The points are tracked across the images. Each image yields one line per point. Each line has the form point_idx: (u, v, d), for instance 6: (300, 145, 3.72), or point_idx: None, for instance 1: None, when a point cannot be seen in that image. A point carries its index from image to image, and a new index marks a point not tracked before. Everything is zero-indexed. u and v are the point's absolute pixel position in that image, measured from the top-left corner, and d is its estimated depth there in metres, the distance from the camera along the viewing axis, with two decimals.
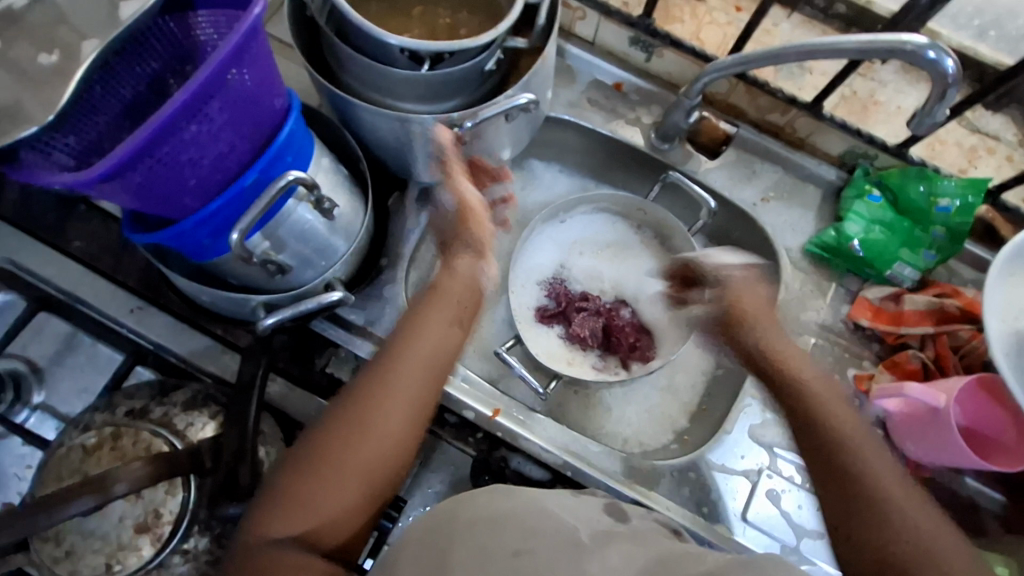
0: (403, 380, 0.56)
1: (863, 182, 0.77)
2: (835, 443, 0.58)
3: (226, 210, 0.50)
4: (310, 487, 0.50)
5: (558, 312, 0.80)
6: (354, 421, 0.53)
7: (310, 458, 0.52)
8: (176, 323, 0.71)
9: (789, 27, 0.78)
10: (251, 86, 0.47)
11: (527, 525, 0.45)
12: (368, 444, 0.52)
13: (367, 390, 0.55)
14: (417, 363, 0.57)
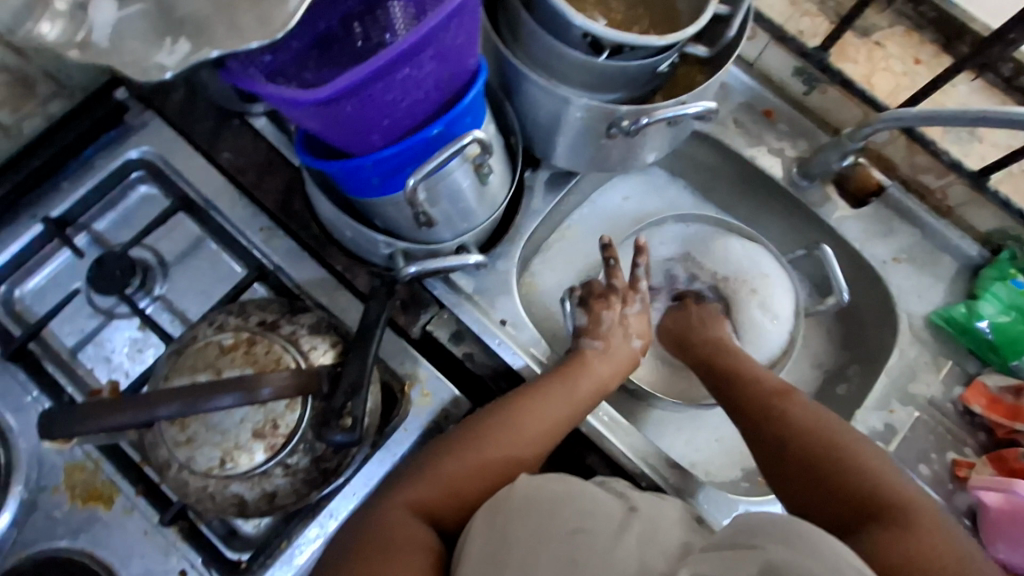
0: (538, 421, 0.62)
1: (1007, 265, 0.74)
2: (794, 420, 0.59)
3: (402, 156, 0.51)
4: (441, 474, 0.57)
5: None
6: (502, 437, 0.60)
7: (457, 446, 0.59)
8: (297, 250, 0.74)
9: (967, 90, 0.75)
10: (461, 43, 0.48)
11: (582, 506, 0.50)
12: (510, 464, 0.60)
13: (518, 413, 0.62)
14: (555, 408, 0.63)
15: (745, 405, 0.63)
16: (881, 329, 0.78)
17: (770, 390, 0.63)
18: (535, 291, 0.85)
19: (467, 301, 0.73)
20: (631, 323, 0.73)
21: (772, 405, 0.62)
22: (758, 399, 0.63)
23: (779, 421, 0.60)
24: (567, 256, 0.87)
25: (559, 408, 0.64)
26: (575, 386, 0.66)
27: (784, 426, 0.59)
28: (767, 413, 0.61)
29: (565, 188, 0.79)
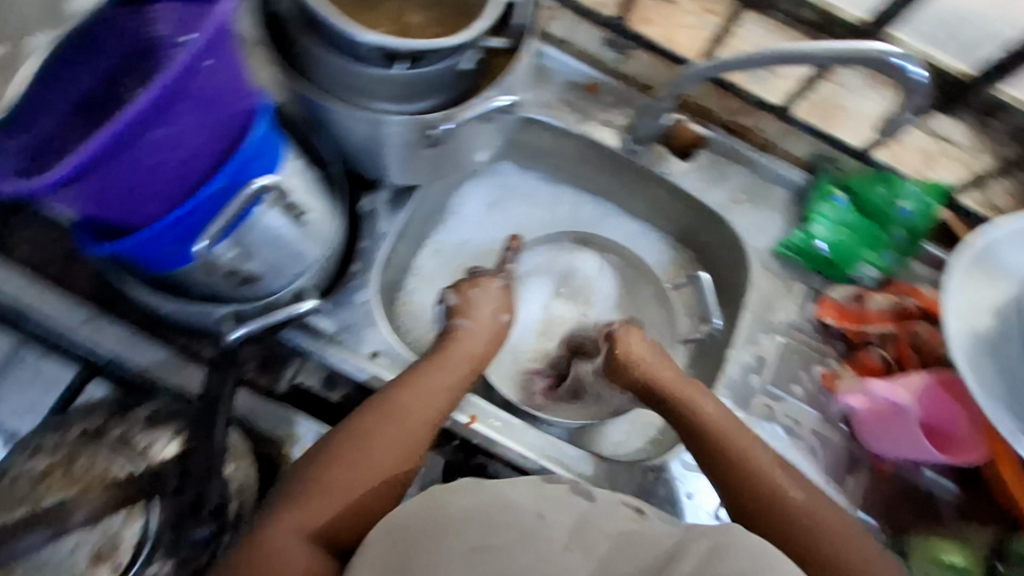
0: (418, 405, 0.60)
1: (828, 186, 0.79)
2: (767, 472, 0.59)
3: (190, 217, 0.47)
4: (330, 486, 0.54)
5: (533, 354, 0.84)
6: (380, 432, 0.57)
7: (338, 455, 0.56)
8: (131, 334, 0.66)
9: (758, 31, 0.80)
10: (222, 86, 0.44)
11: (493, 521, 0.46)
12: (395, 457, 0.57)
13: (393, 404, 0.59)
14: (433, 388, 0.62)
15: (729, 460, 0.60)
16: (736, 268, 0.82)
17: (741, 438, 0.61)
18: (408, 312, 0.82)
19: (331, 344, 0.68)
20: (491, 294, 0.72)
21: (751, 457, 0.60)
22: (740, 455, 0.60)
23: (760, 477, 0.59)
24: (439, 270, 0.86)
25: (436, 388, 0.62)
26: (450, 363, 0.65)
27: (763, 482, 0.58)
28: (747, 469, 0.59)
29: (410, 203, 0.76)
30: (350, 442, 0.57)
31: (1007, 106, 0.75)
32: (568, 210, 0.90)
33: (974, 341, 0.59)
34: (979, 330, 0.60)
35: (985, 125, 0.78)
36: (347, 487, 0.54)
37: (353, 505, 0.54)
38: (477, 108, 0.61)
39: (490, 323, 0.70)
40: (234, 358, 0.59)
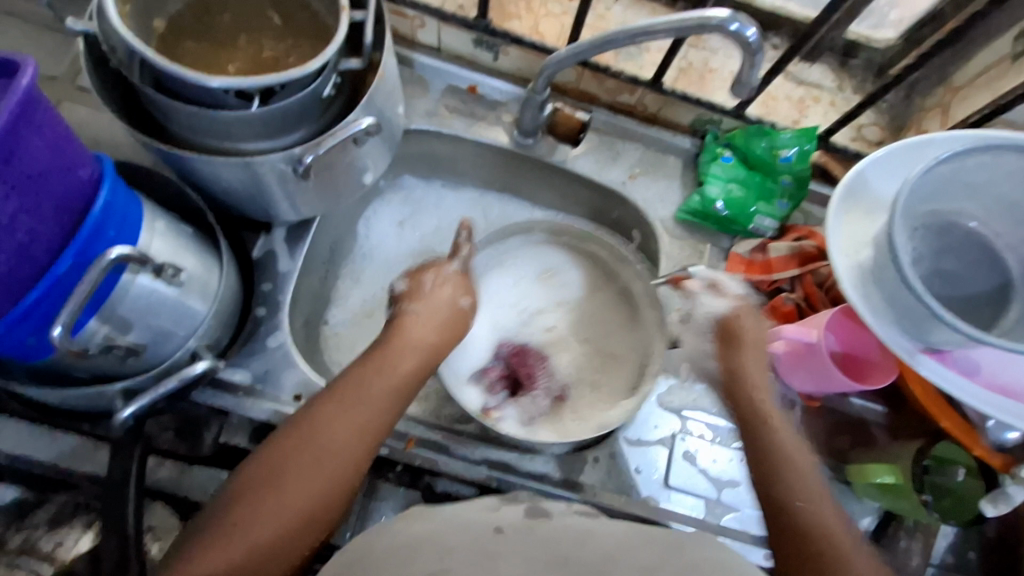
0: (338, 428, 0.53)
1: (714, 146, 0.81)
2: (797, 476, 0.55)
3: (44, 303, 0.45)
4: (232, 531, 0.47)
5: (506, 363, 0.77)
6: (309, 446, 0.52)
7: (243, 495, 0.49)
8: (34, 429, 0.62)
9: (620, 10, 0.82)
10: (43, 166, 0.42)
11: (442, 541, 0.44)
12: (326, 473, 0.51)
13: (323, 413, 0.54)
14: (359, 407, 0.55)
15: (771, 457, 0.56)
16: (646, 241, 0.84)
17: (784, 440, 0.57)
18: (332, 345, 0.81)
19: (247, 396, 0.66)
20: (438, 291, 0.67)
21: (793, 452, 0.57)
22: (777, 457, 0.56)
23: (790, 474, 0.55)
24: (358, 297, 0.84)
25: (375, 391, 0.56)
26: (393, 365, 0.59)
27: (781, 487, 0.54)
28: (771, 471, 0.55)
29: (307, 237, 0.74)
30: (276, 460, 0.51)
31: (859, 43, 0.82)
32: (478, 214, 0.89)
33: (859, 272, 0.62)
34: (863, 262, 0.63)
35: (844, 65, 0.84)
36: (271, 511, 0.49)
37: (274, 532, 0.48)
38: (337, 135, 0.60)
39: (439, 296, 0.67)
40: (140, 431, 0.56)
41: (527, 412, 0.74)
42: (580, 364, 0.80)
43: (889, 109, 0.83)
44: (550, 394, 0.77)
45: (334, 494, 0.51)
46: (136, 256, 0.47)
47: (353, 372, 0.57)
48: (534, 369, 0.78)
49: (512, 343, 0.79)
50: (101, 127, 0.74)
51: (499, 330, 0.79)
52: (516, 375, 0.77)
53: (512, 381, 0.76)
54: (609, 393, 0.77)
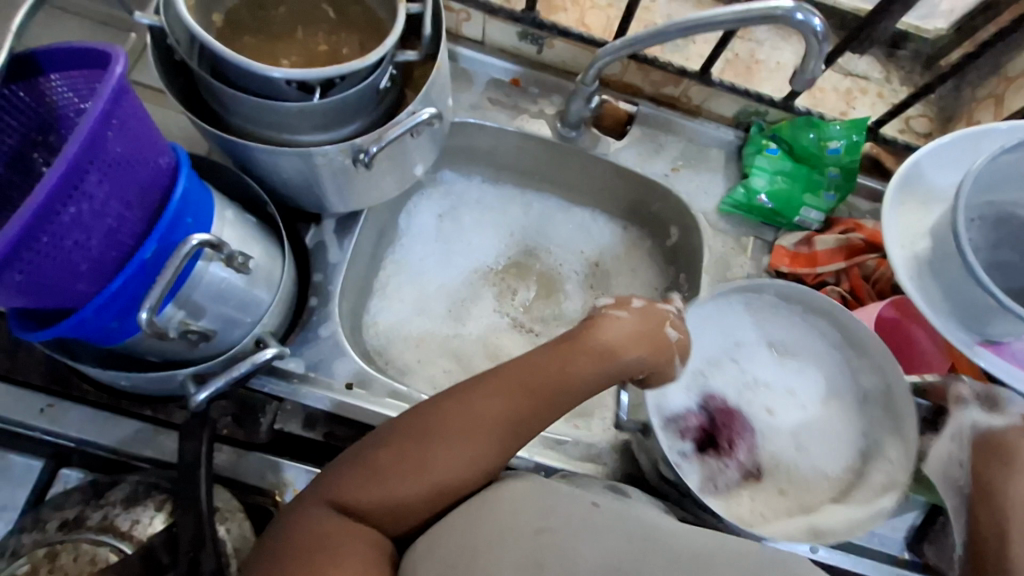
0: (500, 410, 0.51)
1: (759, 138, 0.81)
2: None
3: (129, 287, 0.47)
4: (391, 471, 0.48)
5: (706, 423, 0.66)
6: (468, 420, 0.50)
7: (408, 442, 0.49)
8: (97, 415, 0.64)
9: (666, 2, 0.82)
10: (132, 154, 0.44)
11: (542, 504, 0.47)
12: (473, 449, 0.50)
13: (488, 393, 0.51)
14: (527, 394, 0.52)
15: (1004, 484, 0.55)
16: (688, 233, 0.84)
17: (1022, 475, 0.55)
18: (376, 336, 0.81)
19: (302, 385, 0.67)
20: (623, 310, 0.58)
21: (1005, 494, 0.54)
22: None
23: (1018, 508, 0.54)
24: (401, 289, 0.84)
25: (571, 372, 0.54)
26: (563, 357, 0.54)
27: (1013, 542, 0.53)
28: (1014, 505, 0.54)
29: (356, 229, 0.75)
30: (434, 428, 0.50)
31: (908, 34, 0.81)
32: (520, 210, 0.90)
33: (915, 264, 0.62)
34: (919, 252, 0.62)
35: (892, 56, 0.83)
36: (421, 476, 0.48)
37: (421, 494, 0.48)
38: (403, 123, 0.61)
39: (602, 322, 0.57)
40: (205, 416, 0.57)
41: (714, 474, 0.65)
42: (782, 459, 0.67)
43: (938, 101, 0.83)
44: (743, 468, 0.66)
45: (479, 469, 0.50)
46: (213, 242, 0.48)
47: (533, 350, 0.54)
48: (737, 438, 0.67)
49: (723, 403, 0.68)
50: (156, 120, 0.76)
51: (706, 381, 0.68)
52: (714, 435, 0.66)
53: (709, 440, 0.66)
54: (794, 504, 0.65)
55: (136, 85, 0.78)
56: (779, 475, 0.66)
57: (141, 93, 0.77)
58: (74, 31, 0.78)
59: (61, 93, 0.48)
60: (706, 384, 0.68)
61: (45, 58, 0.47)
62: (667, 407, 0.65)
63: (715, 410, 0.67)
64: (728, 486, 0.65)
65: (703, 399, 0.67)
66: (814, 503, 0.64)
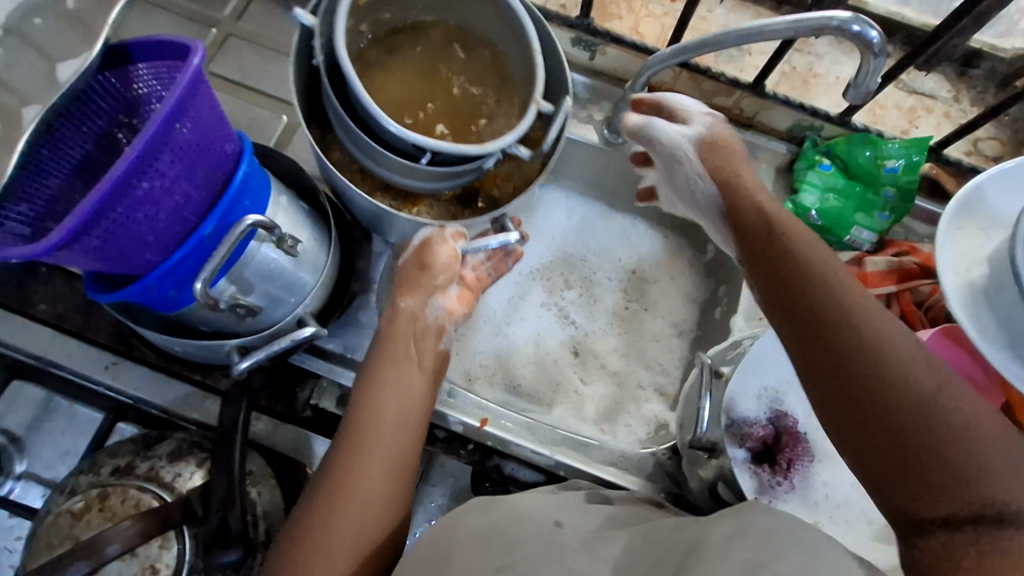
0: (386, 421, 0.55)
1: (812, 153, 0.79)
2: (905, 384, 0.41)
3: (189, 260, 0.51)
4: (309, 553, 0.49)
5: (769, 436, 0.65)
6: (362, 445, 0.54)
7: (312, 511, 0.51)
8: (153, 375, 0.70)
9: (723, 12, 0.81)
10: (200, 140, 0.48)
11: (508, 535, 0.46)
12: (373, 472, 0.53)
13: (365, 415, 0.56)
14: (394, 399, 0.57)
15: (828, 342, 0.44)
16: None
17: (883, 322, 0.44)
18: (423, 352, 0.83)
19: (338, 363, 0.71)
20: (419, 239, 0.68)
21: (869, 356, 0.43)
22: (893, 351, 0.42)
23: (876, 365, 0.42)
24: None
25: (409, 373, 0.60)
26: (403, 357, 0.60)
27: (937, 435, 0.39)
28: (875, 363, 0.42)
29: None
30: (338, 469, 0.53)
31: (982, 52, 0.77)
32: (564, 213, 0.90)
33: (970, 291, 0.59)
34: (974, 280, 0.59)
35: (963, 75, 0.79)
36: (350, 508, 0.51)
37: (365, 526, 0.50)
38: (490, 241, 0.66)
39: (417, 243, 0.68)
40: (245, 386, 0.61)
41: (763, 488, 0.63)
42: (839, 501, 0.63)
43: (1012, 123, 0.78)
44: (796, 491, 0.63)
45: (400, 472, 0.54)
46: (266, 225, 0.52)
47: (381, 366, 0.59)
48: (798, 460, 0.64)
49: (794, 424, 0.65)
50: (230, 109, 0.82)
51: (782, 398, 0.66)
52: (778, 450, 0.64)
53: (771, 453, 0.64)
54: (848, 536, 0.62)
55: (213, 76, 0.84)
56: (826, 509, 0.63)
57: (217, 83, 0.84)
58: (165, 25, 0.85)
59: (145, 81, 0.53)
60: (782, 400, 0.66)
61: (134, 48, 0.52)
62: (738, 407, 0.65)
63: (784, 428, 0.65)
64: (776, 502, 0.62)
65: (774, 412, 0.66)
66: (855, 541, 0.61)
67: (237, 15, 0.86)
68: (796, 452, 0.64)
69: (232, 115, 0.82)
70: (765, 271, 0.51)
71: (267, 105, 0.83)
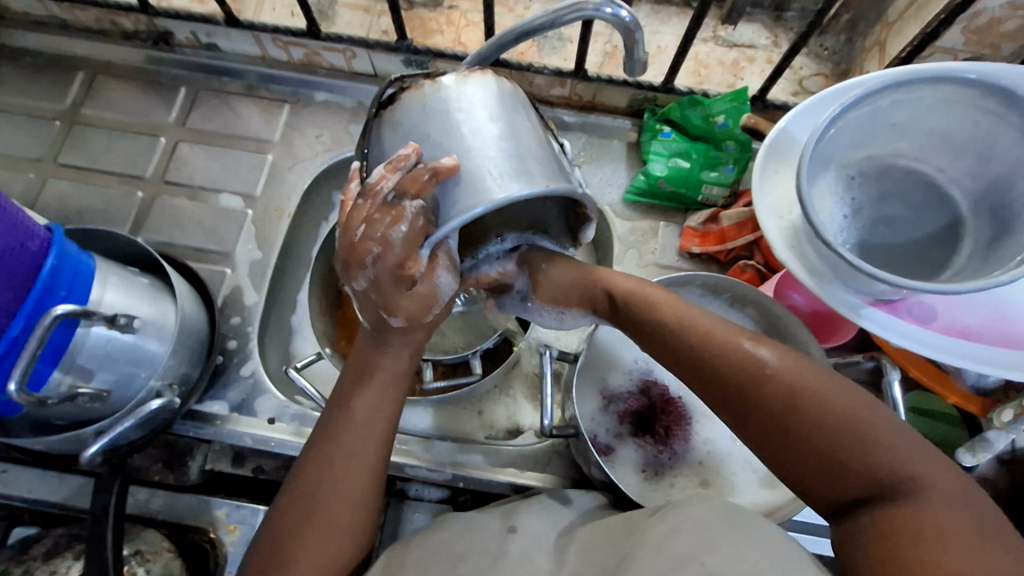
0: (350, 458, 0.52)
1: (652, 122, 0.81)
2: (823, 415, 0.47)
3: (8, 362, 0.51)
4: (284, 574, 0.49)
5: (646, 411, 0.68)
6: (329, 474, 0.52)
7: (283, 545, 0.51)
8: (43, 474, 0.69)
9: (539, 7, 0.84)
10: None
11: (449, 555, 0.52)
12: (349, 512, 0.52)
13: (332, 432, 0.53)
14: (366, 450, 0.53)
15: (750, 402, 0.49)
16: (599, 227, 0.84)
17: (778, 365, 0.49)
18: None
19: (225, 425, 0.72)
20: (421, 287, 0.51)
21: (791, 404, 0.48)
22: (807, 390, 0.48)
23: (801, 412, 0.47)
24: None
25: (380, 371, 0.55)
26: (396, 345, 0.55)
27: (865, 463, 0.46)
28: (794, 405, 0.48)
29: (270, 272, 0.80)
30: (303, 499, 0.52)
31: None
32: None
33: (793, 232, 0.61)
34: (797, 221, 0.61)
35: (777, 21, 0.82)
36: (335, 509, 0.51)
37: (359, 495, 0.52)
38: None
39: (423, 288, 0.51)
40: (118, 465, 0.63)
41: (648, 459, 0.67)
42: (716, 455, 0.67)
43: (832, 56, 0.80)
44: (678, 453, 0.67)
45: (387, 433, 0.54)
46: (80, 310, 0.53)
47: (351, 393, 0.54)
48: (675, 425, 0.68)
49: (666, 390, 0.69)
50: (87, 196, 0.83)
51: (652, 366, 0.70)
52: (655, 421, 0.68)
53: (650, 425, 0.68)
54: (732, 484, 0.65)
55: (63, 166, 0.85)
56: (711, 467, 0.66)
57: (69, 172, 0.84)
58: (9, 125, 0.86)
59: None
60: (653, 370, 0.70)
61: None
62: (610, 386, 0.69)
63: (655, 396, 0.69)
64: (661, 472, 0.66)
65: (644, 382, 0.69)
66: (733, 490, 0.65)
67: (78, 102, 0.87)
68: (672, 421, 0.68)
69: (88, 203, 0.83)
70: (656, 340, 0.54)
71: (121, 183, 0.84)
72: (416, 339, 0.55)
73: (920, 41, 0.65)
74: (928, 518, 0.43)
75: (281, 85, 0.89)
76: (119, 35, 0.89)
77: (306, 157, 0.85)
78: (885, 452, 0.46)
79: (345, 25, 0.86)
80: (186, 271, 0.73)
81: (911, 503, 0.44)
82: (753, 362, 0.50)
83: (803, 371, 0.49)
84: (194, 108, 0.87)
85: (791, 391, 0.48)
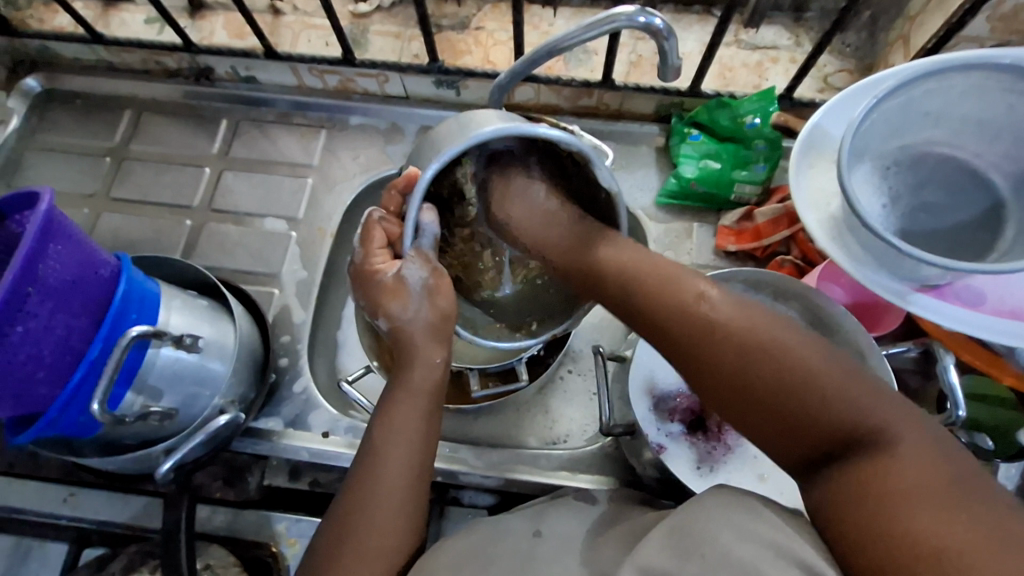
0: (389, 466, 0.54)
1: (680, 127, 0.83)
2: (793, 366, 0.46)
3: (86, 384, 0.53)
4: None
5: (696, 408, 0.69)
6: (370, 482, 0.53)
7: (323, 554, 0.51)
8: (109, 495, 0.72)
9: (564, 22, 0.87)
10: (71, 272, 0.52)
11: (517, 549, 0.53)
12: (388, 515, 0.52)
13: (381, 448, 0.55)
14: (401, 458, 0.55)
15: (709, 364, 0.49)
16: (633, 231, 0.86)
17: (730, 315, 0.49)
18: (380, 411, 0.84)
19: (281, 440, 0.74)
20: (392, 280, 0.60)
21: (743, 359, 0.48)
22: (754, 341, 0.48)
23: (768, 363, 0.47)
24: None
25: (420, 379, 0.59)
26: (427, 357, 0.60)
27: (850, 412, 0.44)
28: (761, 355, 0.47)
29: (317, 290, 0.82)
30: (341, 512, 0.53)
31: None
32: None
33: (832, 223, 0.61)
34: (834, 212, 0.62)
35: (797, 22, 0.84)
36: (373, 516, 0.52)
37: (397, 497, 0.53)
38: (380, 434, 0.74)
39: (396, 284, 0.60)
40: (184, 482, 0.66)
41: (701, 455, 0.67)
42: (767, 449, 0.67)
43: (855, 52, 0.82)
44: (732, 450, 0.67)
45: (423, 439, 0.56)
46: (153, 332, 0.56)
47: (385, 403, 0.58)
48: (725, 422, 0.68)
49: None
50: (142, 225, 0.87)
51: None
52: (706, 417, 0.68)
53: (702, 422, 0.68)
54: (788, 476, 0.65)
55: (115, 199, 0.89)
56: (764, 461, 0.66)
57: (120, 206, 0.88)
58: (64, 165, 0.90)
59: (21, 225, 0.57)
60: None
61: None
62: (657, 386, 0.69)
63: None
64: (715, 468, 0.66)
65: None
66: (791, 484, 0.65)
67: (126, 139, 0.91)
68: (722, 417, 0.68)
69: (141, 233, 0.86)
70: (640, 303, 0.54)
71: (170, 213, 0.87)
72: (430, 342, 0.61)
73: (947, 32, 0.67)
74: (907, 474, 0.41)
75: (319, 111, 0.92)
76: (163, 74, 0.94)
77: (345, 178, 0.88)
78: (870, 402, 0.44)
79: (377, 51, 0.89)
80: (238, 293, 0.76)
81: (895, 454, 0.42)
82: (713, 318, 0.50)
83: (759, 318, 0.49)
84: (236, 138, 0.91)
85: (760, 341, 0.48)
